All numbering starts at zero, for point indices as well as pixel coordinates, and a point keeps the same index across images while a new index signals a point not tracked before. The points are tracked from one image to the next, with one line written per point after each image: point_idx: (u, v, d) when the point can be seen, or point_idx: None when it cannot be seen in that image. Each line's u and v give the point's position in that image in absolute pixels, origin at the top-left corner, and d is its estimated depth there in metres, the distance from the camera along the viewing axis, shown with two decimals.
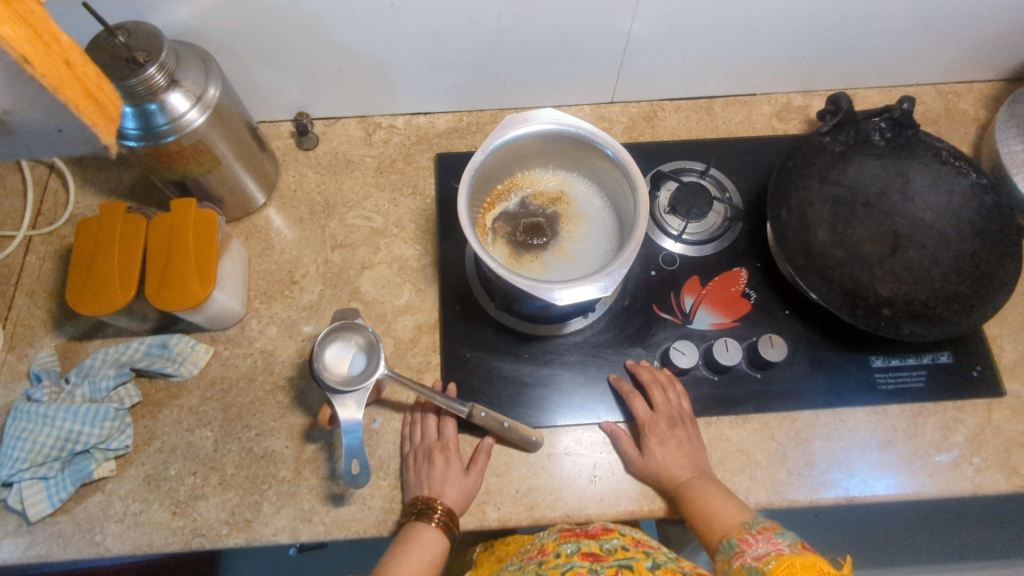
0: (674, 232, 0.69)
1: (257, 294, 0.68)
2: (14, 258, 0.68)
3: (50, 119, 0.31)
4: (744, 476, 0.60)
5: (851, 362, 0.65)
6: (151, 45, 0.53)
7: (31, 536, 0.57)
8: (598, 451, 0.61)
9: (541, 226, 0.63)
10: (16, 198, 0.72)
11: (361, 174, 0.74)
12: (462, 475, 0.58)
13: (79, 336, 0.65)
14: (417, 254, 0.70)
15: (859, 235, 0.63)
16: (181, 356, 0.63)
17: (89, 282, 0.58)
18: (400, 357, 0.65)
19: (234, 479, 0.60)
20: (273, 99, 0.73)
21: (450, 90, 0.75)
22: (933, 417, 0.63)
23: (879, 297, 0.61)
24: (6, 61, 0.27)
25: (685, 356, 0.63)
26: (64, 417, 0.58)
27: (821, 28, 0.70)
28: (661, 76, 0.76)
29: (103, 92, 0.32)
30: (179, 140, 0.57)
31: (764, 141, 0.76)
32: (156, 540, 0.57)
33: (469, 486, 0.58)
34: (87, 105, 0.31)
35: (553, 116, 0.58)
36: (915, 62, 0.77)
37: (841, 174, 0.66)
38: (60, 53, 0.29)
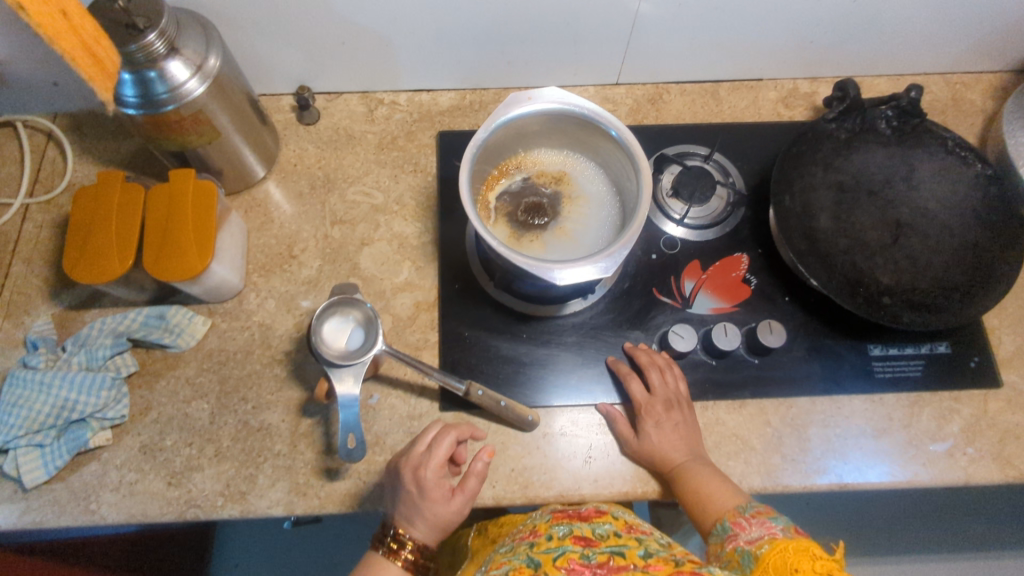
0: (676, 216, 0.69)
1: (255, 268, 0.68)
2: (11, 226, 0.68)
3: (48, 72, 0.31)
4: (739, 461, 0.60)
5: (849, 349, 0.65)
6: (152, 12, 0.53)
7: (27, 502, 0.57)
8: (593, 432, 0.61)
9: (542, 205, 0.63)
10: (13, 165, 0.71)
11: (362, 149, 0.74)
12: (445, 501, 0.54)
13: (76, 305, 0.65)
14: (417, 232, 0.70)
15: (861, 223, 0.64)
16: (179, 328, 0.63)
17: (86, 250, 0.58)
18: (398, 334, 0.65)
19: (230, 451, 0.60)
20: (275, 71, 0.72)
21: (454, 67, 0.75)
22: (930, 407, 0.63)
23: (880, 285, 0.61)
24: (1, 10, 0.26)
25: (683, 340, 0.63)
26: (60, 385, 0.58)
27: (831, 12, 0.69)
28: (667, 58, 0.75)
29: (100, 47, 0.32)
30: (178, 110, 0.56)
31: (770, 126, 0.75)
32: (151, 509, 0.57)
33: (452, 515, 0.54)
34: (83, 59, 0.31)
35: (557, 95, 0.57)
36: (924, 51, 0.76)
37: (846, 162, 0.66)
38: (57, 5, 0.29)
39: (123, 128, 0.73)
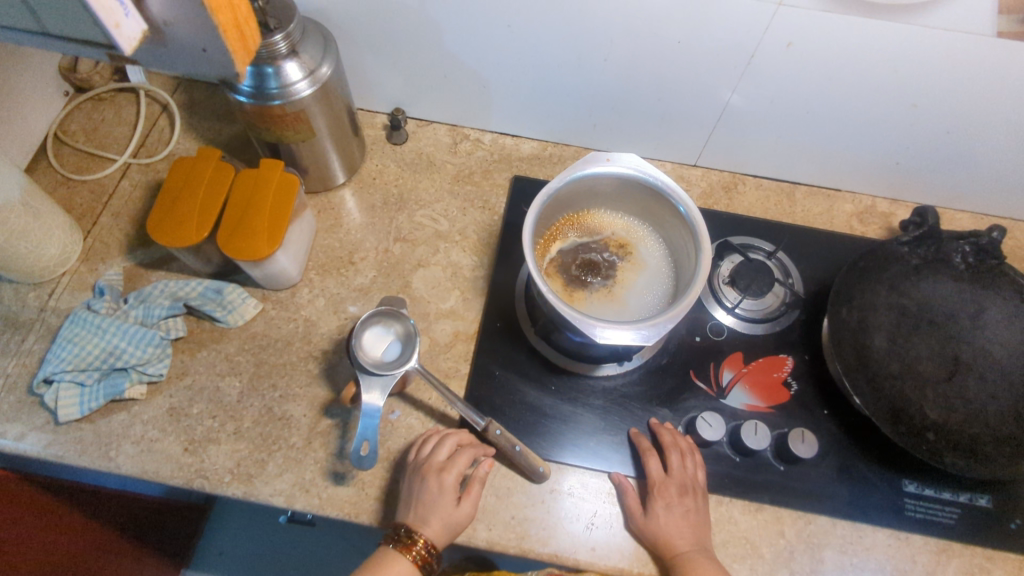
0: (728, 304, 0.68)
1: (315, 265, 0.71)
2: (110, 179, 0.74)
3: (199, 38, 0.35)
4: (744, 566, 0.58)
5: (881, 479, 0.62)
6: (284, 16, 0.57)
7: (54, 435, 0.60)
8: (601, 500, 0.60)
9: (598, 264, 0.64)
10: (126, 127, 0.77)
11: (439, 178, 0.77)
12: (453, 507, 0.56)
13: (147, 264, 0.69)
14: (472, 264, 0.71)
15: (918, 353, 0.61)
16: (232, 305, 0.66)
17: (169, 214, 0.61)
18: (431, 357, 0.66)
19: (248, 432, 0.62)
20: (377, 90, 0.77)
21: (543, 121, 0.78)
22: (958, 559, 0.59)
23: (926, 419, 0.58)
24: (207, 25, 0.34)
25: (711, 429, 0.61)
26: (114, 333, 0.62)
27: (924, 138, 0.70)
28: (751, 151, 0.76)
29: (247, 28, 0.38)
30: (284, 106, 0.60)
31: (840, 238, 0.75)
32: (162, 470, 0.59)
33: (455, 520, 0.56)
34: (232, 36, 0.36)
35: (635, 162, 0.58)
36: (1012, 197, 0.75)
37: (913, 288, 0.64)
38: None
39: (228, 115, 0.79)
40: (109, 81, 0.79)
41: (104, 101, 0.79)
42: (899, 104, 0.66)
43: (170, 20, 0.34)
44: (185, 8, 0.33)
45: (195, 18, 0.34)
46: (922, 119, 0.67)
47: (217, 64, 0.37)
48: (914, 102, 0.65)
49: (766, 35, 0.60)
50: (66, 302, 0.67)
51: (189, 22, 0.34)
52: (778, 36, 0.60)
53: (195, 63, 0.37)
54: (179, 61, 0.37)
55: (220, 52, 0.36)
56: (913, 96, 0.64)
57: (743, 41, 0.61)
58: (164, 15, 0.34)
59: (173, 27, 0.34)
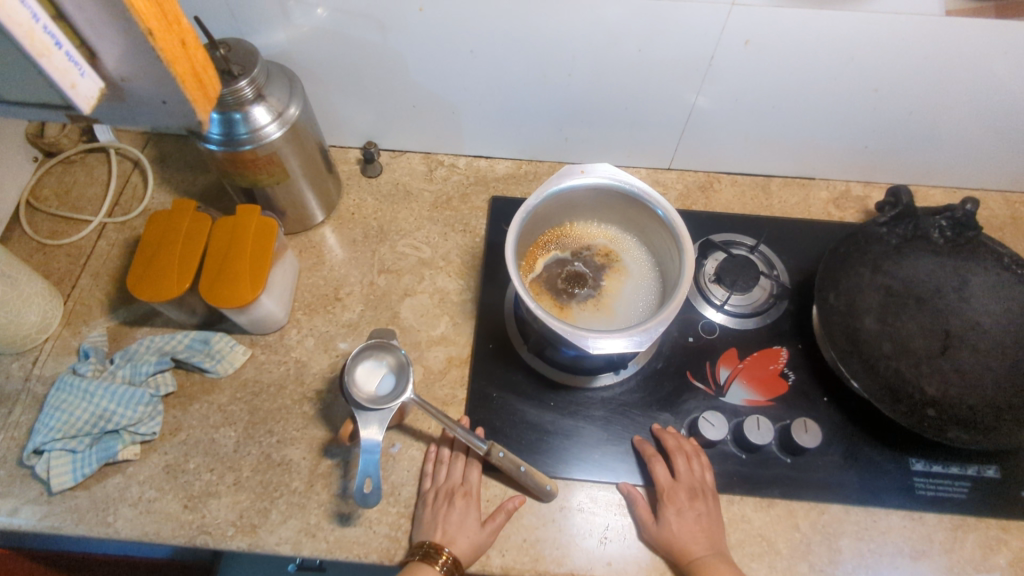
0: (717, 302, 0.69)
1: (301, 306, 0.70)
2: (86, 241, 0.73)
3: (159, 91, 0.35)
4: (762, 563, 0.57)
5: (888, 461, 0.62)
6: (247, 61, 0.58)
7: (49, 506, 0.58)
8: (612, 513, 0.60)
9: (584, 276, 0.64)
10: (99, 187, 0.77)
11: (417, 206, 0.77)
12: (477, 528, 0.57)
13: (130, 321, 0.68)
14: (458, 289, 0.71)
15: (909, 329, 0.61)
16: (220, 354, 0.65)
17: (149, 269, 0.61)
18: (427, 387, 0.65)
19: (248, 481, 0.60)
20: (347, 125, 0.77)
21: (515, 140, 0.78)
22: (974, 534, 0.59)
23: (925, 396, 0.58)
24: (164, 75, 0.34)
25: (714, 428, 0.61)
26: (102, 395, 0.60)
27: (889, 119, 0.71)
28: (722, 150, 0.77)
29: (206, 75, 0.38)
30: (255, 149, 0.60)
31: (819, 225, 0.76)
32: (164, 530, 0.58)
33: (481, 541, 0.56)
34: (192, 84, 0.36)
35: (609, 171, 0.59)
36: (980, 168, 0.76)
37: (895, 266, 0.65)
38: (182, 40, 0.34)
39: (201, 164, 0.79)
40: (77, 142, 0.79)
41: (74, 163, 0.79)
42: (860, 89, 0.67)
43: (127, 76, 0.34)
44: (141, 63, 0.33)
45: (153, 72, 0.34)
46: (884, 102, 0.68)
47: (179, 114, 0.37)
48: (875, 86, 0.66)
49: (723, 35, 0.61)
50: (51, 368, 0.66)
51: (147, 77, 0.34)
52: (735, 35, 0.61)
53: (158, 116, 0.37)
54: (140, 115, 0.37)
55: (180, 102, 0.36)
56: (873, 81, 0.66)
57: (702, 43, 0.62)
58: (121, 72, 0.34)
59: (130, 83, 0.35)
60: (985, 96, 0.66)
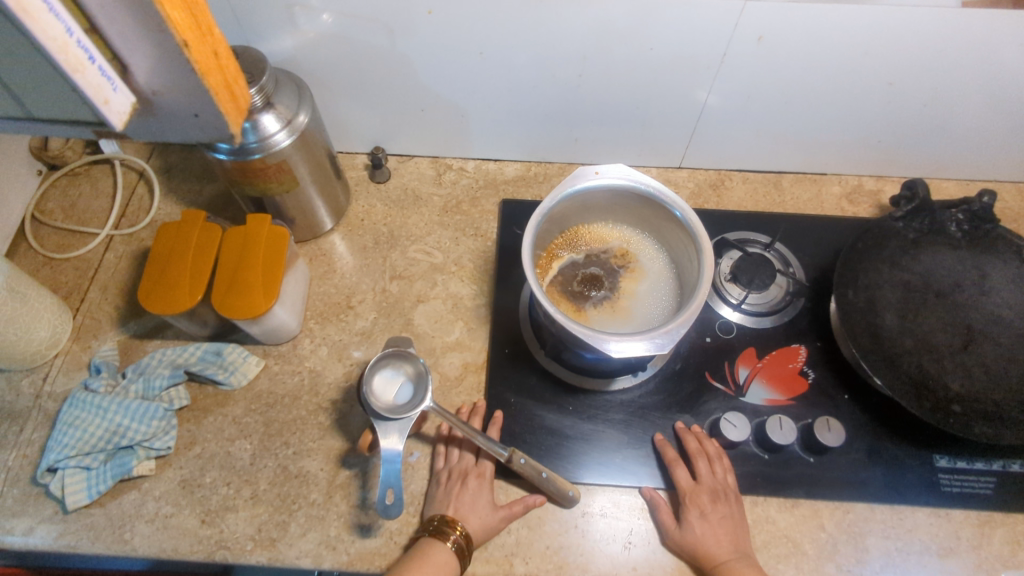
0: (734, 300, 0.68)
1: (313, 314, 0.69)
2: (94, 254, 0.72)
3: (190, 103, 0.35)
4: (789, 565, 0.57)
5: (912, 458, 0.61)
6: (256, 69, 0.57)
7: (65, 525, 0.58)
8: (635, 517, 0.59)
9: (599, 277, 0.63)
10: (104, 199, 0.76)
11: (427, 211, 0.76)
12: (489, 509, 0.57)
13: (140, 335, 0.67)
14: (472, 293, 0.71)
15: (930, 325, 0.61)
16: (233, 366, 0.64)
17: (160, 282, 0.60)
18: (444, 393, 0.65)
19: (266, 495, 0.60)
20: (355, 131, 0.76)
21: (524, 142, 0.78)
22: (1002, 529, 0.59)
23: (949, 391, 0.58)
24: (197, 86, 0.33)
25: (736, 429, 0.60)
26: (115, 411, 0.60)
27: (903, 112, 0.70)
28: (733, 147, 0.76)
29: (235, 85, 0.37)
30: (264, 158, 0.60)
31: (833, 221, 0.75)
32: (182, 546, 0.57)
33: (494, 523, 0.56)
34: (223, 95, 0.36)
35: (624, 172, 0.58)
36: (993, 159, 0.76)
37: (914, 261, 0.64)
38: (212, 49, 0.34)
39: (207, 174, 0.78)
40: (82, 154, 0.78)
41: (79, 175, 0.78)
42: (875, 82, 0.66)
43: (158, 90, 0.33)
44: (174, 75, 0.32)
45: (184, 84, 0.33)
46: (898, 95, 0.68)
47: (209, 127, 0.37)
48: (889, 79, 0.66)
49: (736, 32, 0.60)
50: (62, 384, 0.65)
51: (179, 90, 0.34)
52: (749, 31, 0.60)
53: (187, 130, 0.37)
54: (169, 130, 0.36)
55: (212, 114, 0.36)
56: (887, 74, 0.65)
57: (715, 40, 0.62)
58: (153, 86, 0.33)
59: (161, 96, 0.34)
60: (1000, 88, 0.66)
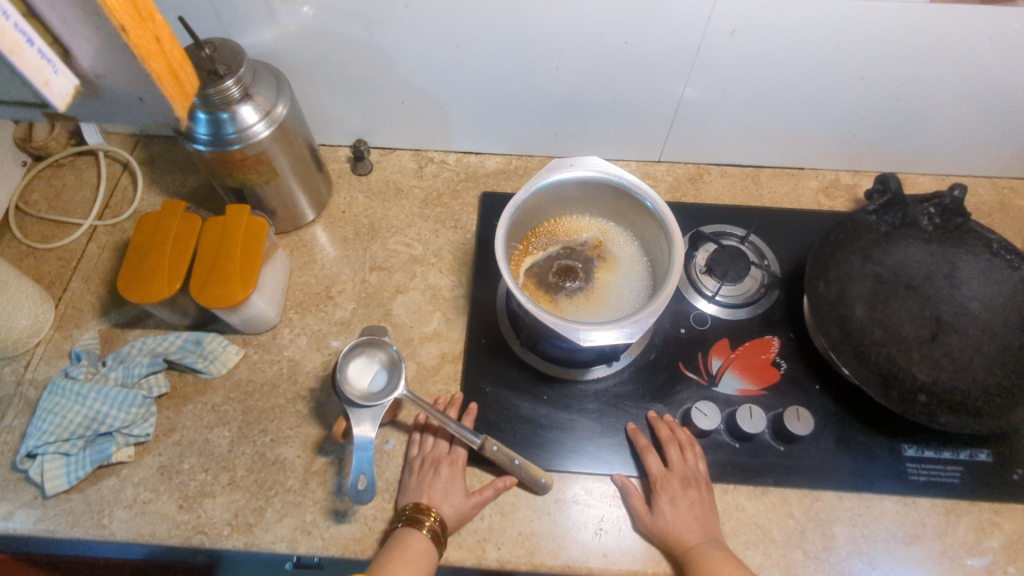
0: (708, 292, 0.69)
1: (293, 304, 0.70)
2: (77, 244, 0.73)
3: (135, 88, 0.35)
4: (757, 552, 0.58)
5: (881, 447, 0.62)
6: (233, 61, 0.58)
7: (44, 510, 0.58)
8: (607, 504, 0.60)
9: (575, 269, 0.64)
10: (88, 190, 0.77)
11: (408, 203, 0.77)
12: (462, 496, 0.58)
13: (122, 324, 0.68)
14: (450, 284, 0.71)
15: (899, 316, 0.62)
16: (213, 354, 0.65)
17: (139, 271, 0.61)
18: (421, 382, 0.65)
19: (243, 481, 0.61)
20: (337, 123, 0.77)
21: (504, 135, 0.78)
22: (967, 517, 0.59)
23: (916, 381, 0.58)
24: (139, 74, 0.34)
25: (707, 418, 0.61)
26: (94, 398, 0.60)
27: (876, 107, 0.71)
28: (711, 141, 0.77)
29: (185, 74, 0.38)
30: (243, 149, 0.60)
31: (809, 215, 0.76)
32: (159, 531, 0.58)
33: (466, 509, 0.57)
34: (170, 83, 0.36)
35: (597, 164, 0.59)
36: (968, 154, 0.77)
37: (885, 253, 0.65)
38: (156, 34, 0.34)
39: (191, 166, 0.79)
40: (66, 146, 0.79)
41: (63, 166, 0.78)
42: (848, 77, 0.67)
43: (101, 73, 0.34)
44: (115, 60, 0.33)
45: (125, 70, 0.34)
46: (871, 89, 0.69)
47: (158, 112, 0.37)
48: (862, 73, 0.66)
49: (708, 26, 0.61)
50: (43, 372, 0.65)
51: (122, 75, 0.34)
52: (721, 25, 0.61)
53: (137, 116, 0.37)
54: (117, 114, 0.37)
55: (159, 100, 0.36)
56: (859, 68, 0.66)
57: (688, 33, 0.62)
58: (95, 70, 0.34)
59: (104, 80, 0.35)
60: (972, 82, 0.67)
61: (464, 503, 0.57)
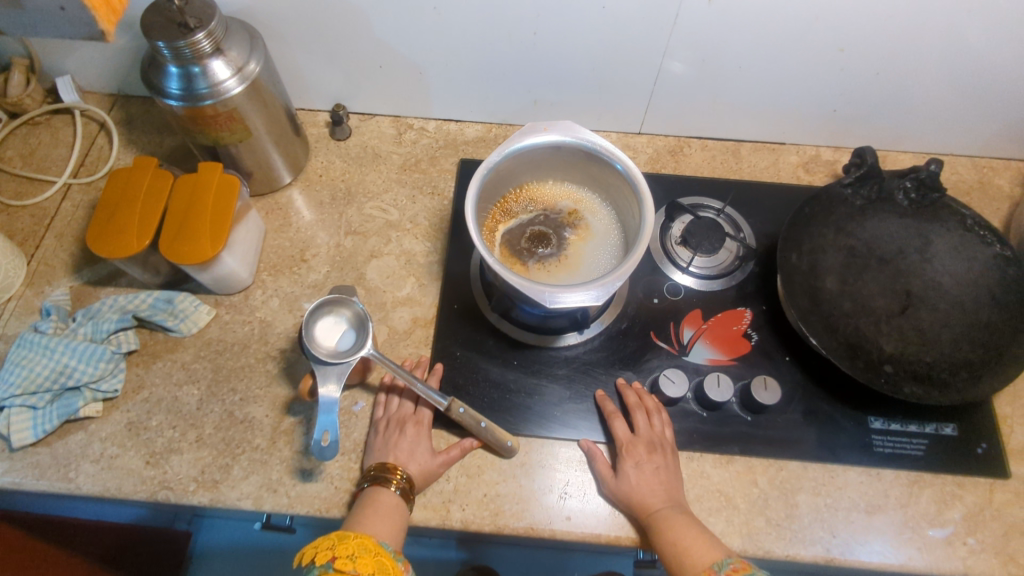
0: (682, 263, 0.69)
1: (266, 267, 0.70)
2: (51, 202, 0.72)
3: None
4: (720, 518, 0.58)
5: (848, 419, 0.62)
6: (205, 14, 0.57)
7: (10, 462, 0.58)
8: (572, 469, 0.60)
9: (547, 235, 0.64)
10: (64, 149, 0.76)
11: (386, 168, 0.76)
12: (428, 456, 0.58)
13: (94, 281, 0.68)
14: (425, 250, 0.71)
15: (870, 289, 0.62)
16: (184, 313, 0.65)
17: (109, 225, 0.60)
18: (392, 346, 0.65)
19: (210, 439, 0.61)
20: (315, 87, 0.76)
21: (484, 103, 0.78)
22: (930, 489, 0.60)
23: (883, 352, 0.59)
24: None
25: (675, 386, 0.61)
26: (62, 351, 0.60)
27: (857, 82, 0.70)
28: (691, 114, 0.77)
29: None
30: (216, 105, 0.60)
31: (787, 190, 0.76)
32: (124, 486, 0.58)
33: (431, 469, 0.58)
34: None
35: (570, 128, 0.58)
36: (949, 132, 0.76)
37: (859, 227, 0.65)
38: None
39: (168, 127, 0.78)
40: (42, 103, 0.78)
41: (39, 124, 0.78)
42: (826, 49, 0.66)
43: None
44: None
45: None
46: (851, 63, 0.68)
47: (78, 20, 0.46)
48: (840, 45, 0.65)
49: None
50: (14, 327, 0.65)
51: None
52: None
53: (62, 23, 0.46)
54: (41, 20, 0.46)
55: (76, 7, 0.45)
56: (837, 39, 0.65)
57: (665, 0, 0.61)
58: None
59: None
60: (952, 58, 0.66)
61: (431, 462, 0.58)
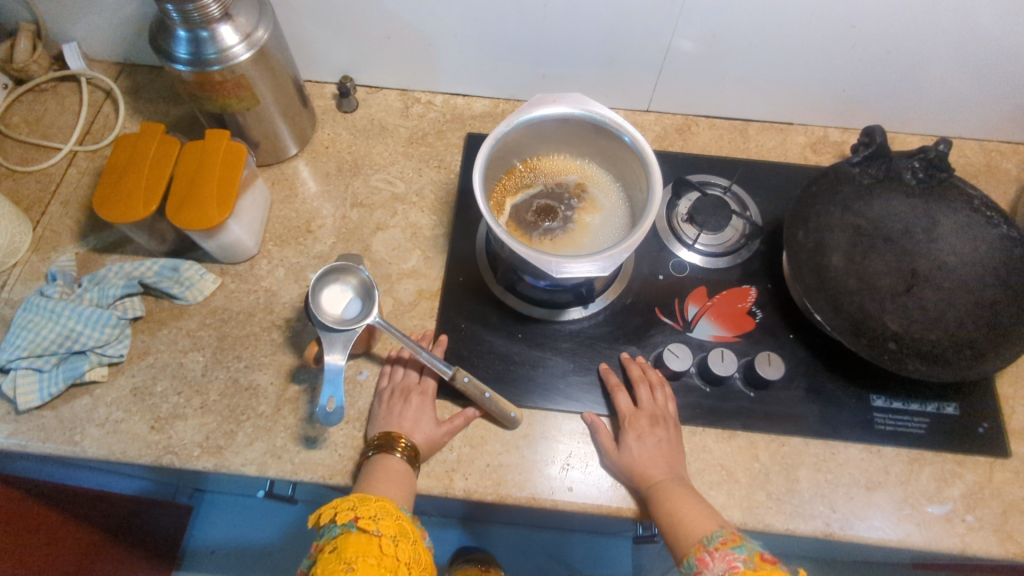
0: (688, 240, 0.69)
1: (272, 237, 0.70)
2: (57, 169, 0.72)
3: None
4: (721, 492, 0.58)
5: (850, 396, 0.63)
6: None
7: (16, 425, 0.59)
8: (575, 441, 0.60)
9: (554, 209, 0.64)
10: (70, 116, 0.76)
11: (392, 141, 0.76)
12: (433, 425, 0.58)
13: (100, 248, 0.68)
14: (431, 224, 0.71)
15: (875, 268, 0.62)
16: (190, 281, 0.65)
17: (116, 190, 0.60)
18: (396, 317, 0.66)
19: (215, 405, 0.61)
20: (323, 58, 0.76)
21: (492, 78, 0.77)
22: (930, 467, 0.60)
23: (887, 330, 0.59)
24: None
25: (678, 360, 0.61)
26: (69, 316, 0.60)
27: (867, 62, 0.70)
28: (700, 92, 0.76)
29: None
30: (223, 71, 0.59)
31: (794, 170, 0.76)
32: (129, 450, 0.58)
33: (436, 438, 0.58)
34: None
35: (580, 101, 0.58)
36: (958, 115, 0.76)
37: (867, 207, 0.65)
38: None
39: (175, 96, 0.78)
40: (48, 70, 0.77)
41: (45, 91, 0.77)
42: (838, 25, 0.65)
43: None
44: None
45: None
46: (861, 42, 0.67)
47: None
48: (852, 22, 0.65)
49: None
50: (19, 292, 0.65)
51: None
52: None
53: None
54: None
55: None
56: (850, 17, 0.64)
57: None
58: None
59: None
60: (965, 37, 0.65)
61: (434, 432, 0.58)
